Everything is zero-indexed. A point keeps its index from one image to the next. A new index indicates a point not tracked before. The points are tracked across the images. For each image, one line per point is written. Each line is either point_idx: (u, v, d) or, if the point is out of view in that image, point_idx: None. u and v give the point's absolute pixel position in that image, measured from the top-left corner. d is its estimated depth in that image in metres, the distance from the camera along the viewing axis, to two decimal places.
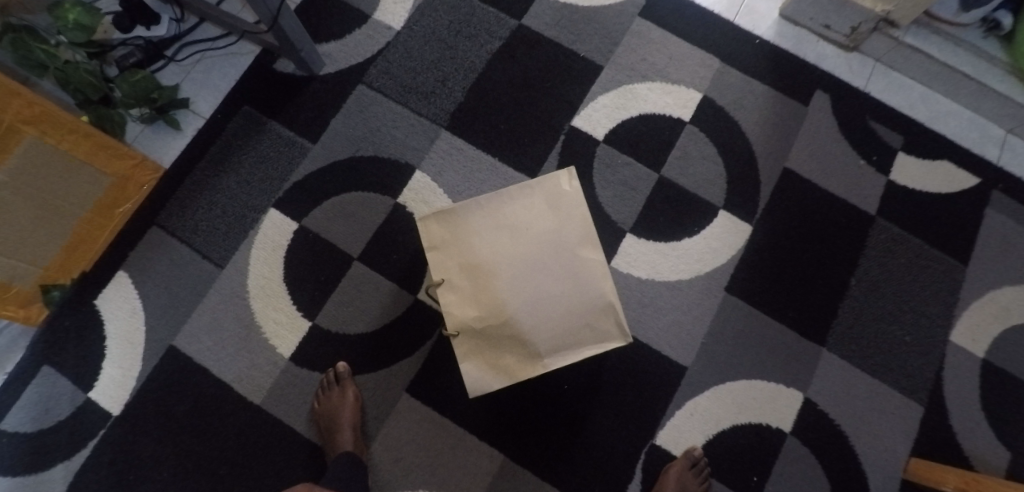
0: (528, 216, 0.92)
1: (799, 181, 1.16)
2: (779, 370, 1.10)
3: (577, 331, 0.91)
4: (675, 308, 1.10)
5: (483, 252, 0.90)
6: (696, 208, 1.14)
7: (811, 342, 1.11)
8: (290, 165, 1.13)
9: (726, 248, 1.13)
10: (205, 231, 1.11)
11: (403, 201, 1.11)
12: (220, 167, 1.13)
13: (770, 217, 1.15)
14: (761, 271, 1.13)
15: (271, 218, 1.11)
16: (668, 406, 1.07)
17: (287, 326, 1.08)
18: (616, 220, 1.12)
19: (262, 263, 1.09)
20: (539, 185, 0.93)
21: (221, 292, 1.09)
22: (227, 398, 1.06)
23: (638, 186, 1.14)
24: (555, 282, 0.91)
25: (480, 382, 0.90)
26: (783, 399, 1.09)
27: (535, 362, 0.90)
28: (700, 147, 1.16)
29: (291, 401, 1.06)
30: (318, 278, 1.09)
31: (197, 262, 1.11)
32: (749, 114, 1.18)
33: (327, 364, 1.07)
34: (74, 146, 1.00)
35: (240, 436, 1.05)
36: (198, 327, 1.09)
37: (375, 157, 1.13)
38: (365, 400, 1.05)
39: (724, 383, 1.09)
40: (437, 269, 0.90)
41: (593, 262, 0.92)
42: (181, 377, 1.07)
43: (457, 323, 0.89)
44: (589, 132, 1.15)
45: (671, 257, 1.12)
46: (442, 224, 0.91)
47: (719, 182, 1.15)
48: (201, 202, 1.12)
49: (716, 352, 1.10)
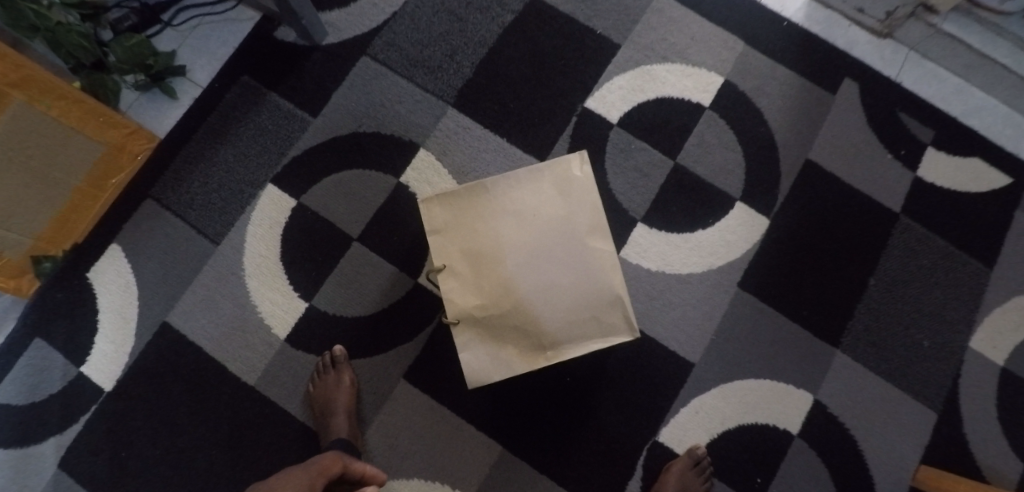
0: (536, 202, 0.87)
1: (821, 173, 1.11)
2: (790, 370, 1.06)
3: (583, 324, 0.87)
4: (684, 302, 1.06)
5: (488, 237, 0.86)
6: (711, 198, 1.09)
7: (824, 342, 1.07)
8: (289, 139, 1.08)
9: (740, 241, 1.08)
10: (201, 205, 1.07)
11: (405, 180, 1.07)
12: (216, 138, 1.09)
13: (788, 211, 1.10)
14: (776, 266, 1.08)
15: (269, 194, 1.07)
16: (673, 403, 1.03)
17: (283, 306, 1.04)
18: (627, 208, 1.07)
19: (258, 241, 1.06)
20: (549, 169, 0.88)
21: (215, 269, 1.06)
22: (220, 377, 1.04)
23: (651, 173, 1.09)
24: (561, 272, 0.86)
25: (480, 374, 0.86)
26: (792, 400, 1.05)
27: (538, 355, 0.87)
28: (719, 134, 1.10)
29: (285, 384, 1.03)
30: (315, 259, 1.05)
31: (192, 237, 1.07)
32: (772, 102, 1.12)
33: (323, 347, 1.04)
34: (64, 113, 0.96)
35: (233, 416, 1.03)
36: (192, 304, 1.06)
37: (378, 133, 1.08)
38: (361, 385, 1.02)
39: (732, 381, 1.05)
40: (438, 254, 0.86)
41: (602, 252, 0.87)
42: (174, 354, 1.05)
43: (457, 311, 0.85)
44: (603, 114, 1.09)
45: (684, 249, 1.07)
46: (445, 207, 0.86)
47: (737, 171, 1.10)
48: (197, 175, 1.08)
49: (725, 349, 1.06)
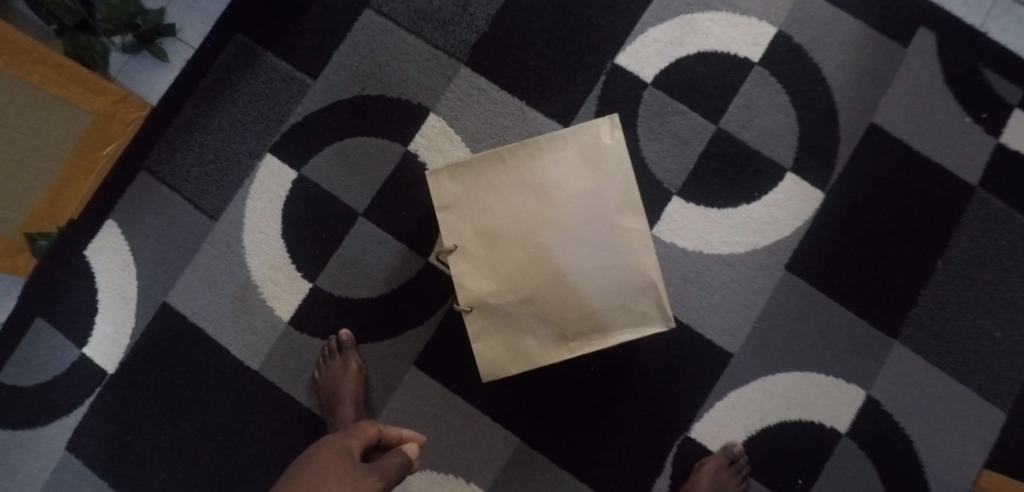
0: (558, 174, 0.76)
1: (886, 139, 0.97)
2: (841, 362, 0.95)
3: (611, 313, 0.77)
4: (724, 285, 0.95)
5: (504, 214, 0.76)
6: (757, 168, 0.96)
7: (881, 331, 0.95)
8: (288, 104, 0.99)
9: (790, 217, 0.96)
10: (197, 178, 1.00)
11: (414, 149, 0.97)
12: (212, 105, 1.00)
13: (845, 183, 0.97)
14: (829, 246, 0.96)
15: (267, 164, 0.98)
16: (709, 396, 0.94)
17: (286, 287, 0.97)
18: (661, 180, 0.96)
19: (258, 216, 0.98)
20: (574, 136, 0.77)
21: (214, 246, 0.99)
22: (222, 362, 0.98)
23: (690, 140, 0.96)
24: (587, 254, 0.76)
25: (496, 366, 0.78)
26: (843, 395, 0.95)
27: (560, 346, 0.77)
28: (768, 94, 0.97)
29: (290, 369, 0.97)
30: (319, 236, 0.97)
31: (189, 212, 1.00)
32: (831, 57, 0.98)
33: (329, 331, 0.96)
34: (49, 80, 0.88)
35: (237, 402, 0.97)
36: (192, 283, 0.99)
37: (384, 97, 0.98)
38: (369, 372, 0.95)
39: (775, 374, 0.95)
40: (449, 233, 0.77)
41: (634, 231, 0.77)
42: (176, 336, 0.99)
43: (470, 297, 0.76)
44: (635, 72, 0.97)
45: (724, 225, 0.95)
46: (456, 180, 0.77)
47: (788, 137, 0.97)
48: (192, 145, 1.00)
49: (768, 337, 0.95)
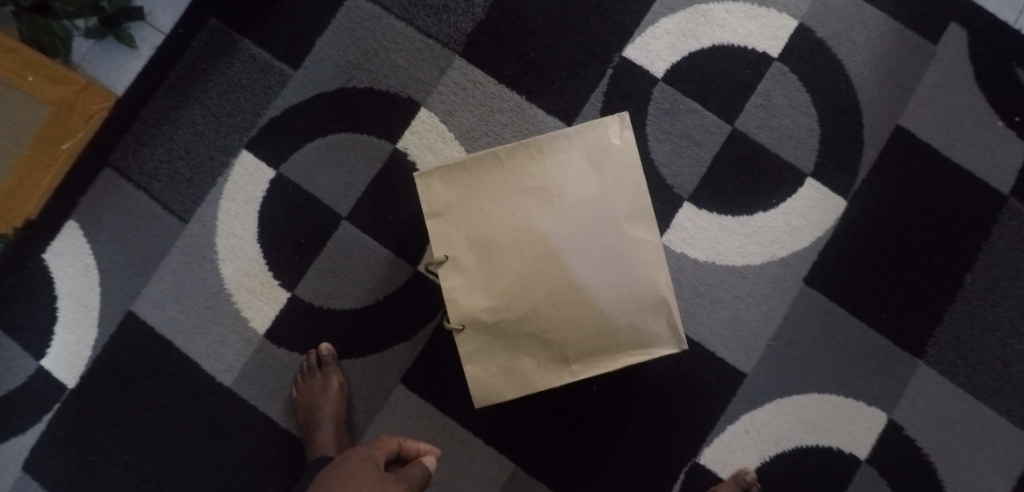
0: (561, 178, 0.69)
1: (913, 143, 0.90)
2: (862, 383, 0.88)
3: (617, 333, 0.69)
4: (738, 300, 0.88)
5: (500, 223, 0.68)
6: (775, 172, 0.89)
7: (905, 351, 0.88)
8: (266, 96, 0.91)
9: (809, 226, 0.89)
10: (166, 176, 0.91)
11: (403, 147, 0.89)
12: (183, 97, 0.92)
13: (869, 190, 0.89)
14: (852, 257, 0.89)
15: (243, 162, 0.90)
16: (720, 419, 0.87)
17: (262, 296, 0.89)
18: (672, 184, 0.88)
19: (232, 218, 0.90)
20: (579, 136, 0.69)
21: (185, 251, 0.91)
22: (193, 377, 0.90)
23: (703, 141, 0.89)
24: (592, 267, 0.68)
25: (490, 391, 0.70)
26: (863, 419, 0.88)
27: (561, 370, 0.70)
28: (788, 92, 0.90)
29: (265, 385, 0.89)
30: (299, 241, 0.89)
31: (158, 214, 0.91)
32: (856, 53, 0.91)
33: (308, 345, 0.89)
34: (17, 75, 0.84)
35: (209, 421, 0.89)
36: (161, 291, 0.91)
37: (370, 90, 0.90)
38: (352, 389, 0.88)
39: (791, 396, 0.88)
40: (439, 242, 0.69)
41: (643, 242, 0.69)
42: (142, 348, 0.91)
43: (462, 314, 0.69)
44: (645, 67, 0.89)
45: (739, 234, 0.88)
46: (448, 183, 0.69)
47: (809, 139, 0.89)
48: (161, 140, 0.92)
49: (784, 356, 0.88)
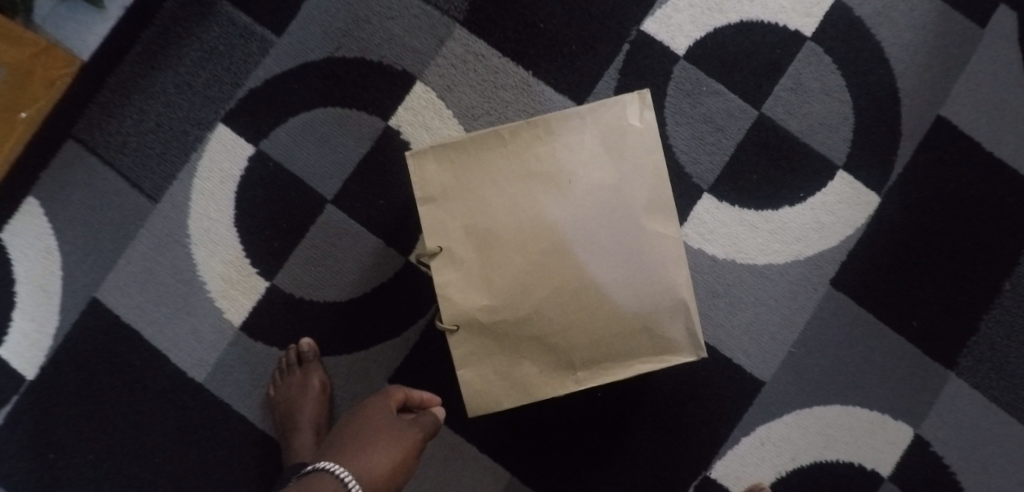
0: (571, 162, 0.61)
1: (955, 135, 0.82)
2: (888, 395, 0.81)
3: (629, 339, 0.62)
4: (758, 301, 0.81)
5: (501, 212, 0.60)
6: (803, 163, 0.81)
7: (936, 361, 0.81)
8: (245, 64, 0.82)
9: (838, 223, 0.81)
10: (135, 150, 0.83)
11: (396, 124, 0.81)
12: (156, 63, 0.83)
13: (905, 185, 0.82)
14: (883, 258, 0.81)
15: (219, 137, 0.82)
16: (734, 431, 0.80)
17: (238, 285, 0.81)
18: (691, 173, 0.81)
19: (207, 199, 0.82)
20: (593, 115, 0.61)
21: (155, 233, 0.83)
22: (162, 371, 0.82)
23: (726, 126, 0.81)
24: (604, 263, 0.61)
25: (485, 399, 0.62)
26: (888, 434, 0.81)
27: (565, 377, 0.62)
28: (820, 75, 0.81)
29: (240, 383, 0.81)
30: (279, 225, 0.81)
31: (126, 192, 0.83)
32: (897, 34, 0.82)
33: (288, 339, 0.81)
34: None
35: (178, 421, 0.81)
36: (128, 277, 0.83)
37: (361, 60, 0.82)
38: (335, 389, 0.80)
39: (812, 407, 0.81)
40: (432, 231, 0.61)
41: (662, 237, 0.61)
42: (107, 339, 0.82)
43: (455, 313, 0.61)
44: (665, 43, 0.81)
45: (762, 230, 0.81)
46: (443, 165, 0.61)
47: (841, 128, 0.81)
48: (130, 111, 0.83)
49: (806, 364, 0.81)
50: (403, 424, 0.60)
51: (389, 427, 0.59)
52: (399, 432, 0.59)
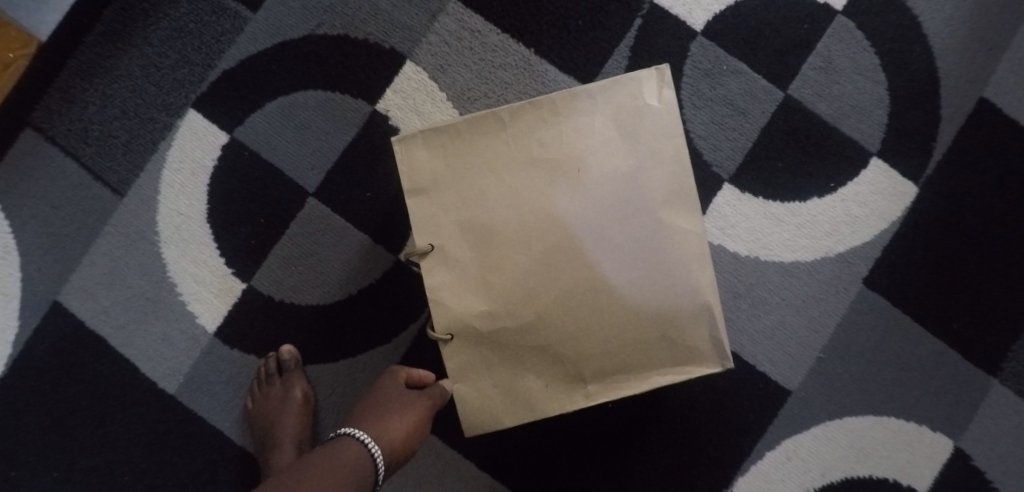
0: (580, 148, 0.53)
1: (1000, 119, 0.74)
2: (925, 405, 0.74)
3: (645, 348, 0.54)
4: (784, 302, 0.74)
5: (501, 205, 0.53)
6: (832, 151, 0.74)
7: (978, 367, 0.74)
8: (219, 43, 0.75)
9: (871, 216, 0.74)
10: (98, 139, 0.75)
11: (384, 109, 0.74)
12: (121, 42, 0.75)
13: (944, 173, 0.74)
14: (921, 255, 0.74)
15: (190, 124, 0.74)
16: (757, 444, 0.73)
17: (213, 287, 0.74)
18: (710, 160, 0.73)
19: (178, 192, 0.74)
20: (605, 94, 0.54)
21: (121, 231, 0.75)
22: (131, 382, 0.74)
23: (748, 109, 0.73)
24: (617, 262, 0.53)
25: (483, 416, 0.55)
26: (926, 447, 0.74)
27: (573, 392, 0.55)
28: (852, 52, 0.74)
29: (215, 395, 0.74)
30: (258, 221, 0.74)
31: (88, 185, 0.75)
32: (935, 8, 0.75)
33: (268, 346, 0.74)
34: None
35: (148, 437, 0.74)
36: (91, 279, 0.75)
37: (345, 38, 0.74)
38: (319, 401, 0.73)
39: (842, 417, 0.73)
40: (423, 228, 0.54)
41: (683, 233, 0.54)
42: (68, 347, 0.74)
43: (449, 319, 0.54)
44: (681, 17, 0.73)
45: (788, 225, 0.73)
46: (435, 151, 0.54)
47: (875, 110, 0.74)
48: (92, 95, 0.75)
49: (836, 370, 0.74)
50: (415, 394, 0.59)
51: (400, 396, 0.59)
52: (410, 399, 0.59)
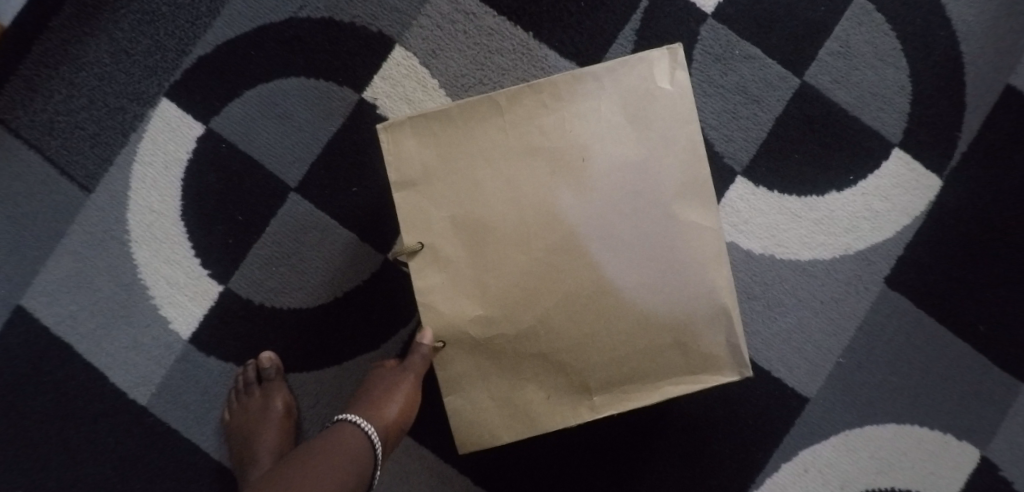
0: (584, 136, 0.48)
1: None
2: (950, 413, 0.69)
3: (655, 356, 0.49)
4: (800, 304, 0.69)
5: (497, 198, 0.48)
6: (851, 142, 0.69)
7: (1006, 372, 0.69)
8: (193, 27, 0.69)
9: (894, 211, 0.69)
10: (63, 131, 0.70)
11: (372, 97, 0.68)
12: (87, 26, 0.70)
13: (971, 165, 0.69)
14: (946, 253, 0.69)
15: (163, 115, 0.69)
16: (772, 455, 0.68)
17: (188, 289, 0.69)
18: (721, 152, 0.69)
19: (149, 188, 0.69)
20: (610, 76, 0.49)
21: (88, 229, 0.70)
22: (100, 392, 0.69)
23: (761, 97, 0.69)
24: (624, 261, 0.48)
25: (478, 430, 0.50)
26: (950, 458, 0.69)
27: (576, 404, 0.50)
28: (872, 35, 0.69)
29: (190, 405, 0.69)
30: (236, 218, 0.69)
31: (52, 181, 0.70)
32: None
33: (248, 353, 0.69)
34: None
35: (119, 450, 0.68)
36: (56, 282, 0.70)
37: (330, 22, 0.69)
38: (302, 412, 0.68)
39: (862, 426, 0.69)
40: (412, 224, 0.49)
41: (697, 229, 0.49)
42: (32, 355, 0.69)
43: (441, 325, 0.49)
44: None
45: (805, 221, 0.69)
46: (424, 140, 0.49)
47: (896, 98, 0.69)
48: (57, 84, 0.70)
49: (855, 376, 0.69)
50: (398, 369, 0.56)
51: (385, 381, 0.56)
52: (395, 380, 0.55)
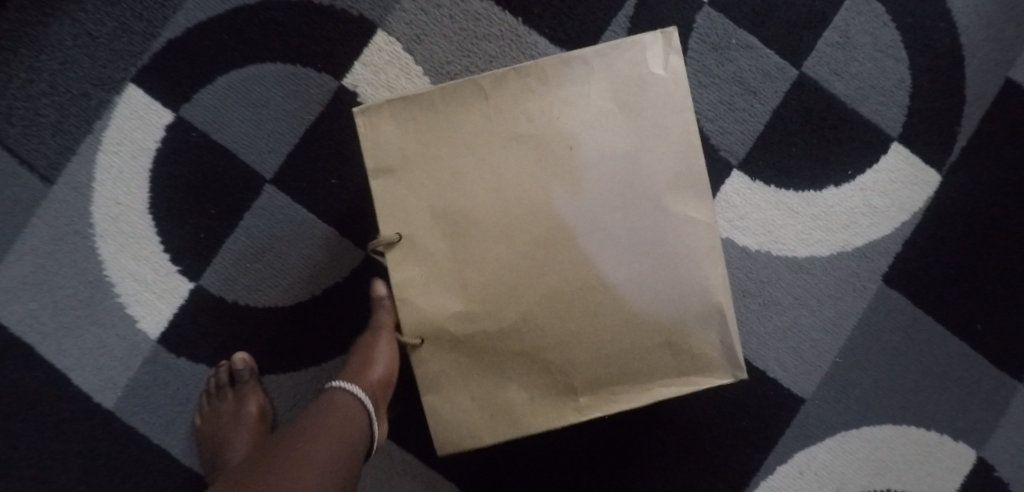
0: (573, 121, 0.46)
1: None
2: (947, 413, 0.68)
3: (645, 356, 0.47)
4: (796, 301, 0.67)
5: (480, 187, 0.45)
6: (849, 135, 0.67)
7: (1003, 372, 0.68)
8: (163, 9, 0.66)
9: (892, 208, 0.67)
10: (23, 117, 0.66)
11: (352, 84, 0.65)
12: (48, 6, 0.66)
13: (969, 160, 0.68)
14: (943, 249, 0.68)
15: (129, 102, 0.65)
16: (766, 457, 0.66)
17: (156, 286, 0.65)
18: (717, 144, 0.66)
19: (114, 179, 0.65)
20: (601, 59, 0.46)
21: (49, 223, 0.65)
22: (61, 394, 0.65)
23: (757, 87, 0.66)
24: (614, 254, 0.46)
25: (457, 433, 0.47)
26: (946, 460, 0.67)
27: (561, 405, 0.47)
28: (871, 26, 0.67)
29: (159, 408, 0.65)
30: (207, 210, 0.65)
31: (11, 170, 0.65)
32: None
33: (221, 353, 0.65)
34: None
35: (82, 457, 0.65)
36: (15, 278, 0.65)
37: (308, 5, 0.65)
38: (278, 417, 0.65)
39: (859, 428, 0.67)
40: (390, 213, 0.46)
41: (690, 222, 0.46)
42: None
43: (419, 321, 0.46)
44: None
45: (802, 217, 0.66)
46: (403, 124, 0.46)
47: (895, 91, 0.67)
48: (15, 67, 0.66)
49: (851, 376, 0.67)
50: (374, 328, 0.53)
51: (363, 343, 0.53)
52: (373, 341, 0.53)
